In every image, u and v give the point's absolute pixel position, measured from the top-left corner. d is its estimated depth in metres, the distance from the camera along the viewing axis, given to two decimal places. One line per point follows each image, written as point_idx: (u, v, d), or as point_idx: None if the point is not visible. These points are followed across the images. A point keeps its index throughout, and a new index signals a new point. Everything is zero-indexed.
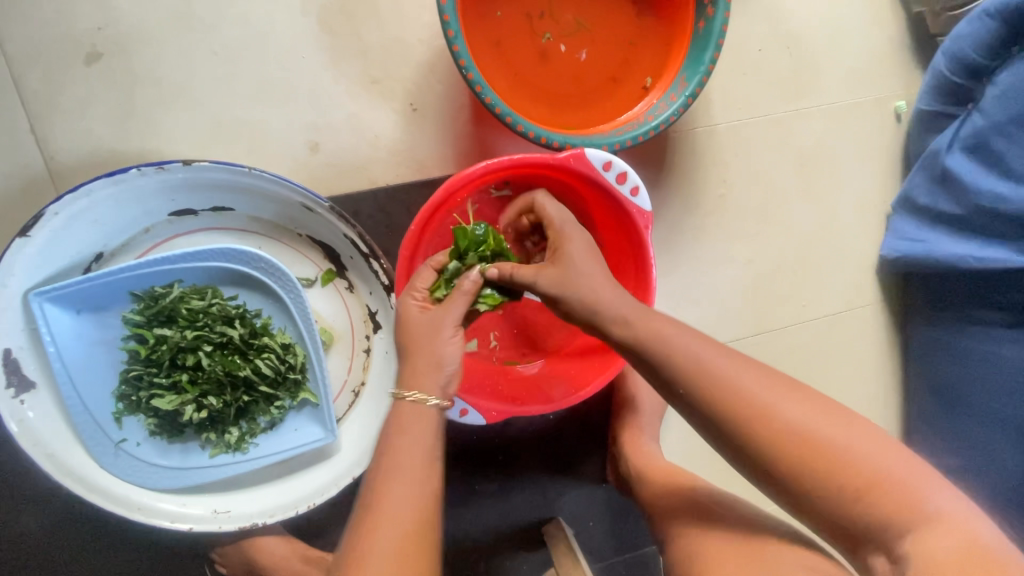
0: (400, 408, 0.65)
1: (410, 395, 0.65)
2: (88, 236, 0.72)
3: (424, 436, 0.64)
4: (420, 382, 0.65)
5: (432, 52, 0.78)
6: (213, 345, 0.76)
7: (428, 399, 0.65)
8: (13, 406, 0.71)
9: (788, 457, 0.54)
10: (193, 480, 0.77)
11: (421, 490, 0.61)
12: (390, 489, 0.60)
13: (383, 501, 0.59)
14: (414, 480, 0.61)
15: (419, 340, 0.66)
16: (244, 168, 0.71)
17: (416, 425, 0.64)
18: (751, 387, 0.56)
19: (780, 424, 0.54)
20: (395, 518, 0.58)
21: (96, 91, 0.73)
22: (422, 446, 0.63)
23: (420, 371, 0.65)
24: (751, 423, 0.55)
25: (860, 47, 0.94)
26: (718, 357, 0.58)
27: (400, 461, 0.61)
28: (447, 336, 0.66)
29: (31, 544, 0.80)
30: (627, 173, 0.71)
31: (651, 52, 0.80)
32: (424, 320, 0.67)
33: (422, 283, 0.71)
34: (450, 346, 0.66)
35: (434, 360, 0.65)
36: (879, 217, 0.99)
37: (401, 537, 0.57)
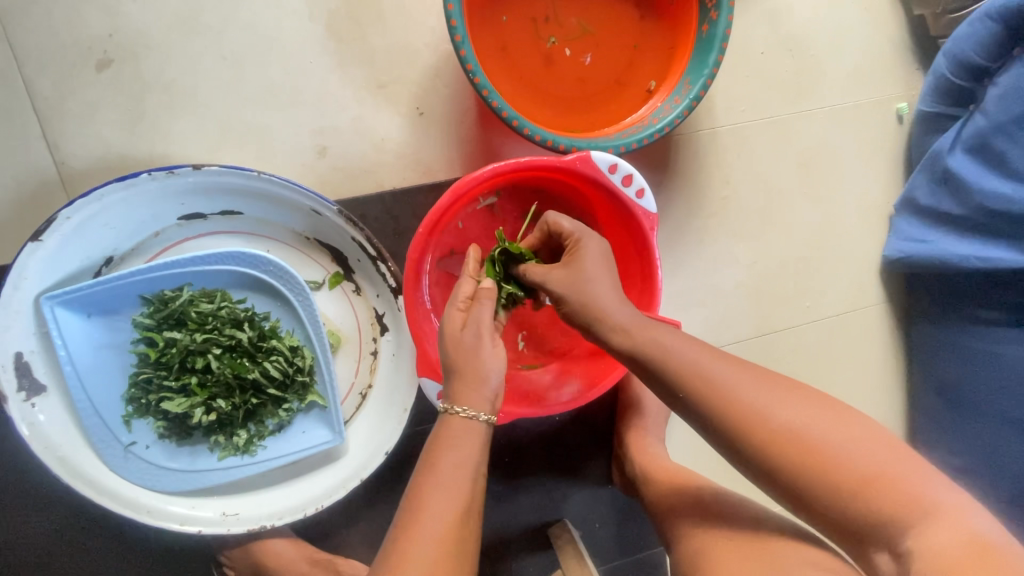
0: (451, 423, 0.65)
1: (461, 410, 0.65)
2: (99, 241, 0.72)
3: (469, 452, 0.64)
4: (468, 397, 0.65)
5: (438, 56, 0.79)
6: (222, 348, 0.76)
7: (478, 416, 0.65)
8: (24, 409, 0.71)
9: (788, 459, 0.54)
10: (202, 482, 0.77)
11: (459, 504, 0.61)
12: (430, 500, 0.60)
13: (422, 513, 0.59)
14: (456, 492, 0.61)
15: (462, 353, 0.66)
16: (253, 172, 0.72)
17: (463, 440, 0.64)
18: (742, 392, 0.57)
19: (776, 426, 0.55)
20: (437, 527, 0.58)
21: (106, 96, 0.73)
22: (468, 462, 0.63)
23: (466, 384, 0.65)
24: (743, 428, 0.56)
25: (861, 50, 0.95)
26: (710, 360, 0.59)
27: (442, 471, 0.62)
28: (486, 349, 0.66)
29: (41, 546, 0.80)
30: (633, 176, 0.71)
31: (654, 56, 0.81)
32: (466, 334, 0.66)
33: (464, 290, 0.70)
34: (491, 359, 0.66)
35: (479, 378, 0.65)
36: (881, 218, 0.99)
37: (441, 547, 0.57)
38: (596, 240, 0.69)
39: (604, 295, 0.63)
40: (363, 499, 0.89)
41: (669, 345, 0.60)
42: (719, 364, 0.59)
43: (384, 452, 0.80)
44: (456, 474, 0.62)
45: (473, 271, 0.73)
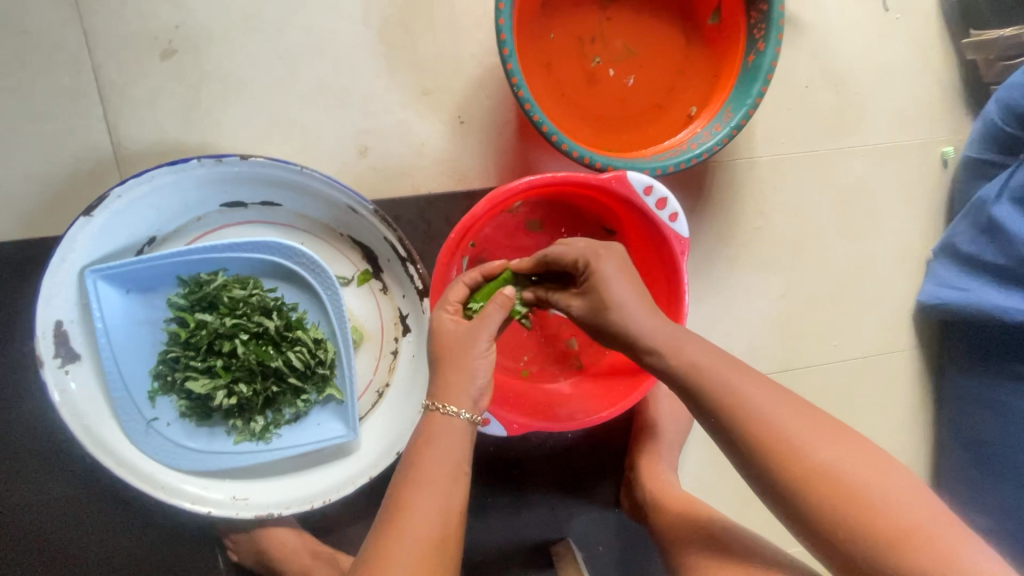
0: (432, 419, 0.66)
1: (442, 407, 0.65)
2: (145, 221, 0.75)
3: (455, 445, 0.65)
4: (455, 395, 0.65)
5: (485, 69, 0.81)
6: (249, 334, 0.78)
7: (459, 413, 0.65)
8: (58, 376, 0.74)
9: (816, 490, 0.54)
10: (217, 463, 0.80)
11: (450, 508, 0.62)
12: (414, 501, 0.61)
13: (411, 510, 0.60)
14: (441, 490, 0.62)
15: (460, 350, 0.66)
16: (296, 166, 0.73)
17: (447, 434, 0.65)
18: (780, 416, 0.56)
19: (815, 461, 0.54)
20: (420, 529, 0.59)
21: (164, 83, 0.76)
22: (453, 460, 0.64)
23: (455, 381, 0.65)
24: (778, 457, 0.55)
25: (912, 90, 0.92)
26: (760, 393, 0.57)
27: (431, 468, 0.63)
28: (479, 351, 0.66)
29: (57, 511, 0.82)
30: (668, 200, 0.71)
31: (697, 82, 0.82)
32: (460, 332, 0.67)
33: (455, 298, 0.70)
34: (482, 360, 0.66)
35: (468, 374, 0.65)
36: (918, 261, 0.97)
37: (423, 548, 0.59)
38: (613, 252, 0.66)
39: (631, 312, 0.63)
40: (369, 498, 0.90)
41: (699, 364, 0.59)
42: (768, 392, 0.57)
43: (396, 451, 0.82)
44: (443, 471, 0.63)
45: (471, 279, 0.71)
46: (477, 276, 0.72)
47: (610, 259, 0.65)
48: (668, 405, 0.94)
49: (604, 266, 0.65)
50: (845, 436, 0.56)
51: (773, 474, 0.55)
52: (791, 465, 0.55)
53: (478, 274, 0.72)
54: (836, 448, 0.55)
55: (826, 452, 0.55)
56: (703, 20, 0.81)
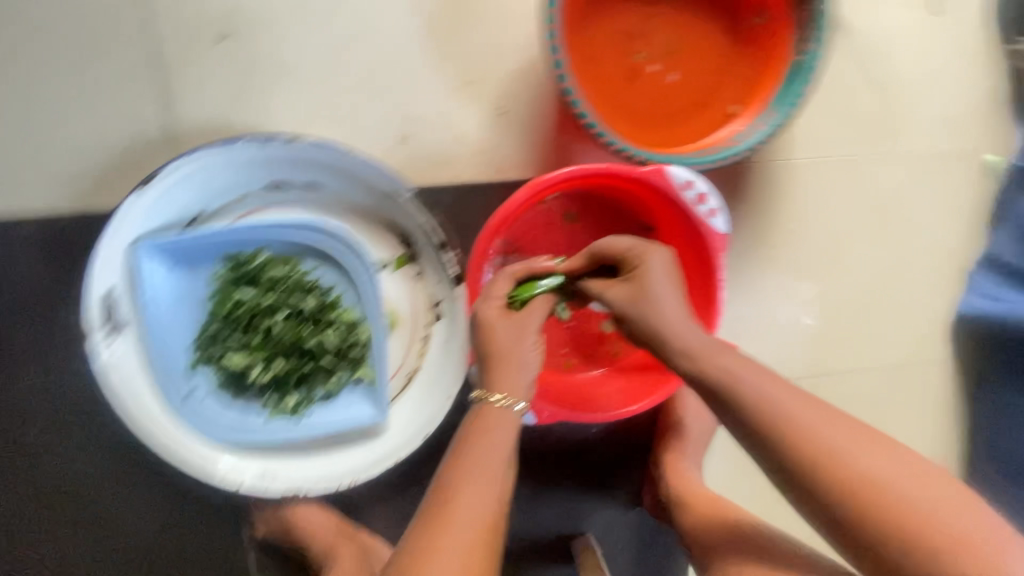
0: (485, 410, 0.68)
1: (496, 399, 0.68)
2: (193, 197, 0.77)
3: (503, 439, 0.67)
4: (506, 387, 0.69)
5: (527, 61, 0.82)
6: (287, 313, 0.80)
7: (514, 405, 0.68)
8: (103, 343, 0.76)
9: (864, 502, 0.52)
10: (249, 437, 0.83)
11: (497, 494, 0.63)
12: (463, 489, 0.61)
13: (460, 493, 0.61)
14: (489, 480, 0.63)
15: (510, 344, 0.69)
16: (342, 150, 0.75)
17: (498, 427, 0.67)
18: (819, 426, 0.55)
19: (860, 471, 0.53)
20: (470, 516, 0.60)
21: (217, 66, 0.78)
22: (501, 448, 0.66)
23: (507, 374, 0.69)
24: (821, 469, 0.54)
25: (956, 97, 0.91)
26: (796, 404, 0.57)
27: (480, 458, 0.64)
28: (528, 345, 0.70)
29: (92, 478, 0.84)
30: (708, 195, 0.72)
31: (739, 81, 0.82)
32: (509, 327, 0.70)
33: (500, 292, 0.72)
34: (532, 354, 0.70)
35: (518, 368, 0.69)
36: (957, 272, 0.96)
37: (472, 536, 0.59)
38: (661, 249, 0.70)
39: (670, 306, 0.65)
40: (392, 482, 0.91)
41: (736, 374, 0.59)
42: (804, 400, 0.57)
43: (422, 435, 0.83)
44: (491, 462, 0.64)
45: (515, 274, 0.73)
46: (524, 271, 0.74)
47: (661, 255, 0.69)
48: (694, 405, 0.93)
49: (655, 259, 0.68)
50: (884, 443, 0.55)
51: (817, 486, 0.54)
52: (830, 471, 0.54)
53: (525, 270, 0.74)
54: (876, 453, 0.54)
55: (865, 457, 0.54)
56: (747, 19, 0.81)
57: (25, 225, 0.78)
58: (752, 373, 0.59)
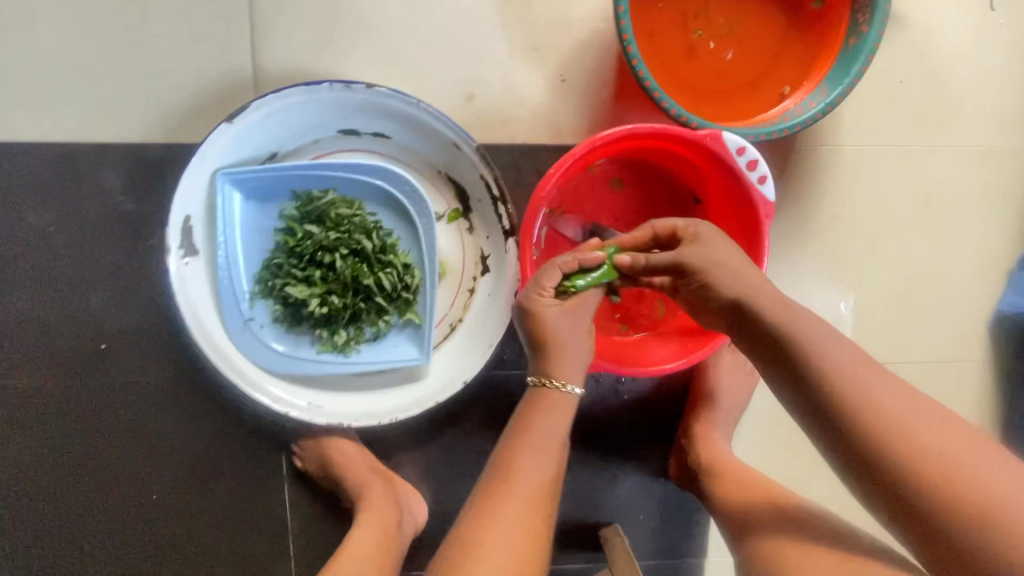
0: (543, 394, 0.75)
1: (553, 384, 0.75)
2: (272, 136, 0.83)
3: (557, 421, 0.74)
4: (564, 372, 0.75)
5: (591, 33, 0.87)
6: (348, 251, 0.85)
7: (571, 386, 0.75)
8: (179, 265, 0.82)
9: (925, 474, 0.53)
10: (300, 368, 0.87)
11: (551, 470, 0.71)
12: (520, 466, 0.70)
13: (518, 469, 0.69)
14: (544, 458, 0.71)
15: (565, 332, 0.74)
16: (414, 100, 0.80)
17: (555, 409, 0.74)
18: (884, 398, 0.56)
19: (925, 445, 0.53)
20: (526, 492, 0.68)
21: (305, 18, 0.85)
22: (556, 428, 0.73)
23: (564, 359, 0.74)
24: (878, 435, 0.55)
25: (1008, 96, 0.93)
26: (871, 380, 0.57)
27: (537, 439, 0.72)
28: (582, 331, 0.75)
29: (153, 394, 0.90)
30: (758, 162, 0.75)
31: (794, 63, 0.85)
32: (563, 317, 0.73)
33: (551, 283, 0.74)
34: (585, 340, 0.76)
35: (574, 354, 0.75)
36: (1000, 269, 0.96)
37: (527, 511, 0.67)
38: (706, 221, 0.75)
39: (733, 264, 0.68)
40: (430, 427, 0.95)
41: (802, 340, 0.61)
42: (875, 375, 0.58)
43: (463, 380, 0.87)
44: (547, 442, 0.72)
45: (566, 265, 0.74)
46: (575, 262, 0.74)
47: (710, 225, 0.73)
48: (727, 379, 0.95)
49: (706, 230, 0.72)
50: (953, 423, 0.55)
51: (869, 448, 0.55)
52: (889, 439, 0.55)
53: (574, 259, 0.74)
54: (941, 432, 0.54)
55: (928, 433, 0.54)
56: (806, 4, 0.84)
57: (121, 152, 0.85)
58: (820, 336, 0.61)
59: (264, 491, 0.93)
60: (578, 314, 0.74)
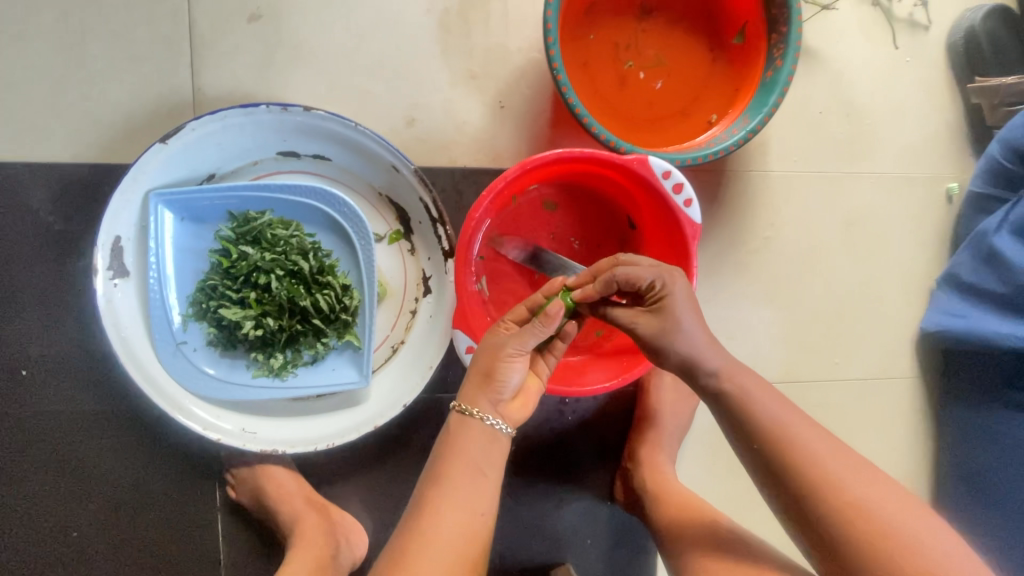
0: (461, 420, 0.71)
1: (471, 411, 0.71)
2: (209, 157, 0.83)
3: (476, 446, 0.70)
4: (481, 401, 0.70)
5: (528, 62, 0.90)
6: (285, 272, 0.84)
7: (485, 417, 0.71)
8: (107, 286, 0.80)
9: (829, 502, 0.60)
10: (233, 393, 0.84)
11: (472, 501, 0.68)
12: (436, 503, 0.67)
13: (434, 505, 0.67)
14: (460, 487, 0.68)
15: (492, 361, 0.70)
16: (352, 123, 0.82)
17: (472, 435, 0.70)
18: (821, 454, 0.61)
19: (828, 476, 0.60)
20: (446, 529, 0.65)
21: (246, 42, 0.86)
22: (475, 452, 0.70)
23: (484, 387, 0.70)
24: (816, 489, 0.60)
25: (918, 128, 0.99)
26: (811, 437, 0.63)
27: (451, 467, 0.69)
28: (512, 362, 0.70)
29: (77, 423, 0.86)
30: (684, 186, 0.77)
31: (719, 94, 0.90)
32: (500, 347, 0.70)
33: (511, 316, 0.72)
34: (514, 373, 0.70)
35: (493, 382, 0.70)
36: (922, 290, 1.01)
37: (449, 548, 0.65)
38: (680, 276, 0.69)
39: (699, 344, 0.66)
40: (370, 452, 0.93)
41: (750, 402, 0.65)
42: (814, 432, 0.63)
43: (402, 403, 0.86)
44: (465, 471, 0.69)
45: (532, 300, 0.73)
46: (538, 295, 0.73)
47: (682, 284, 0.68)
48: (670, 400, 0.95)
49: (678, 289, 0.67)
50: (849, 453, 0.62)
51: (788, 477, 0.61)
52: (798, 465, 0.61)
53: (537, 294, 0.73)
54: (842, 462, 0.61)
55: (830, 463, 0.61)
56: (728, 40, 0.89)
57: (51, 171, 0.84)
58: (753, 381, 0.66)
59: (194, 525, 0.89)
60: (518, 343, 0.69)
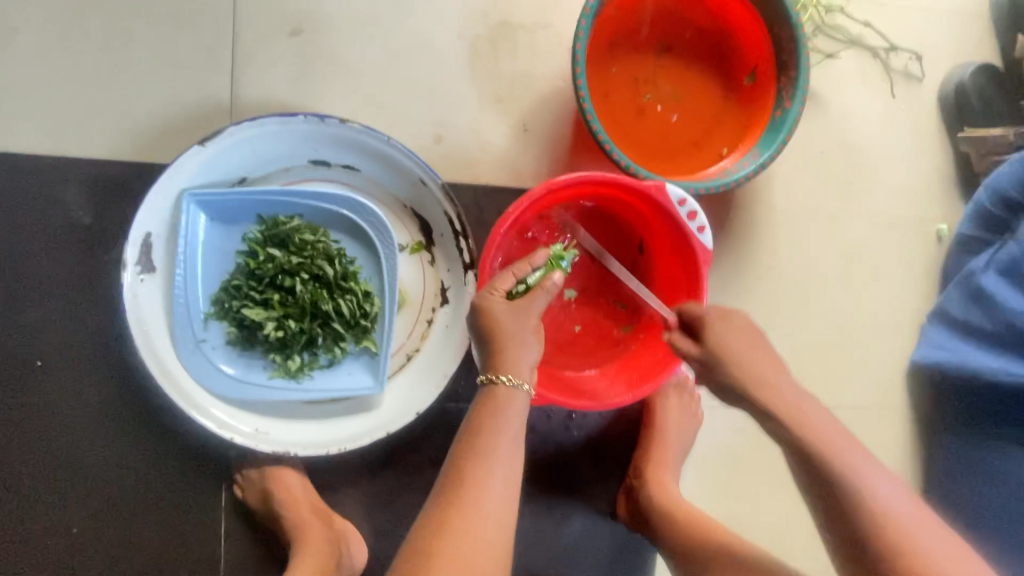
0: (494, 390, 0.72)
1: (504, 378, 0.72)
2: (243, 161, 0.86)
3: (513, 416, 0.71)
4: (512, 367, 0.72)
5: (552, 89, 0.95)
6: (309, 276, 0.86)
7: (520, 384, 0.72)
8: (133, 281, 0.82)
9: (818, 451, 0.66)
10: (248, 393, 0.85)
11: (509, 473, 0.68)
12: (471, 471, 0.66)
13: (470, 474, 0.66)
14: (496, 459, 0.68)
15: (512, 329, 0.73)
16: (384, 137, 0.85)
17: (506, 404, 0.71)
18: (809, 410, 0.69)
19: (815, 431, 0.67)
20: (488, 500, 0.65)
21: (285, 55, 0.90)
22: (509, 424, 0.70)
23: (513, 356, 0.73)
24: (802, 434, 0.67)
25: (912, 171, 1.06)
26: (842, 442, 0.66)
27: (487, 439, 0.68)
28: (528, 325, 0.75)
29: (88, 415, 0.86)
30: (698, 213, 0.82)
31: (730, 129, 0.95)
32: (510, 313, 0.74)
33: (503, 285, 0.76)
34: (531, 336, 0.75)
35: (521, 348, 0.73)
36: (913, 323, 1.06)
37: (488, 518, 0.64)
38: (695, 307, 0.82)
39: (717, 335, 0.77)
40: (379, 459, 0.94)
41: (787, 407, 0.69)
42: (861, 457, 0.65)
43: (416, 410, 0.88)
44: (503, 443, 0.69)
45: (519, 269, 0.78)
46: (525, 266, 0.78)
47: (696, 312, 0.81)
48: (673, 420, 0.97)
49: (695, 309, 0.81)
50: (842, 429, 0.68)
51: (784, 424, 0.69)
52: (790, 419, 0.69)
53: (527, 266, 0.78)
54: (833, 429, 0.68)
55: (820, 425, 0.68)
56: (740, 79, 0.95)
57: (83, 166, 0.86)
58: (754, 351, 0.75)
59: (199, 524, 0.89)
60: (526, 309, 0.75)
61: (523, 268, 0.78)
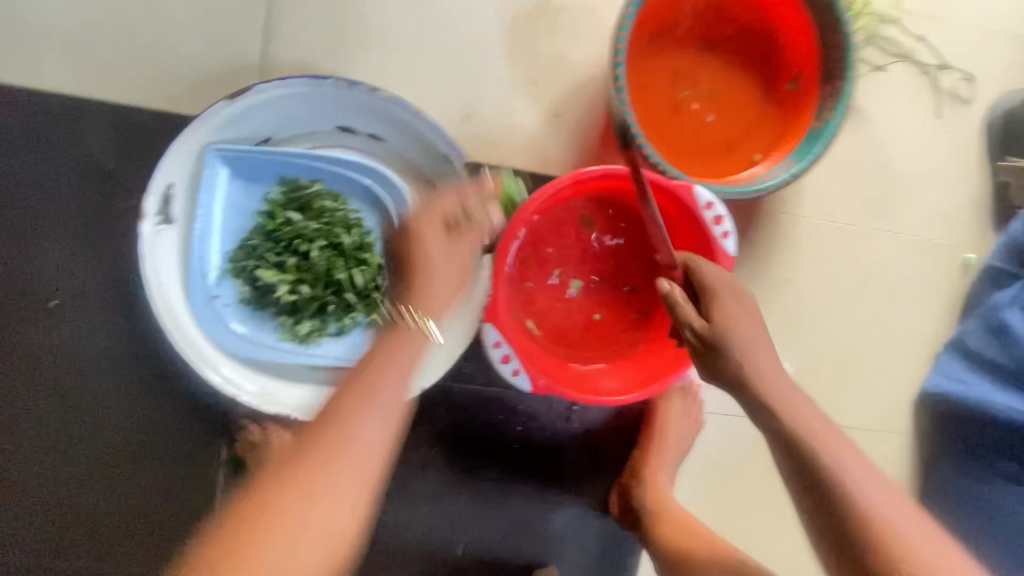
0: (401, 324, 0.76)
1: (410, 315, 0.76)
2: (269, 120, 0.85)
3: (399, 357, 0.72)
4: (421, 305, 0.76)
5: (587, 75, 0.93)
6: (326, 243, 0.86)
7: (424, 323, 0.75)
8: (151, 231, 0.81)
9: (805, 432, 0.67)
10: (255, 353, 0.85)
11: (396, 423, 0.66)
12: (346, 403, 0.66)
13: (345, 404, 0.66)
14: (365, 393, 0.67)
15: (433, 264, 0.77)
16: (413, 109, 0.84)
17: (405, 338, 0.73)
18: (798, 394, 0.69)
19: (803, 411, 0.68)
20: (355, 433, 0.64)
21: (320, 15, 0.88)
22: (401, 371, 0.70)
23: (421, 289, 0.77)
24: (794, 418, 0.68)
25: (947, 194, 1.03)
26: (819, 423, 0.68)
27: (379, 378, 0.69)
28: (452, 256, 0.78)
29: (98, 360, 0.87)
30: (723, 218, 0.81)
31: (767, 134, 0.93)
32: (436, 242, 0.78)
33: (439, 214, 0.79)
34: (443, 266, 0.78)
35: (439, 284, 0.77)
36: (928, 349, 1.05)
37: (350, 452, 0.63)
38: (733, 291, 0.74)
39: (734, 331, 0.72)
40: None
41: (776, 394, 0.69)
42: (858, 464, 0.65)
43: None
44: (392, 388, 0.68)
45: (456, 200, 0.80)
46: (467, 198, 0.80)
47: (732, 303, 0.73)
48: (674, 426, 0.96)
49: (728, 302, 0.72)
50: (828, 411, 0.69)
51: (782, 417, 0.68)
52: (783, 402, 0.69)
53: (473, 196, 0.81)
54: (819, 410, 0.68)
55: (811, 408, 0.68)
56: (781, 84, 0.93)
57: (109, 111, 0.85)
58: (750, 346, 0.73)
59: (198, 476, 0.90)
60: (456, 242, 0.78)
61: (467, 198, 0.80)
